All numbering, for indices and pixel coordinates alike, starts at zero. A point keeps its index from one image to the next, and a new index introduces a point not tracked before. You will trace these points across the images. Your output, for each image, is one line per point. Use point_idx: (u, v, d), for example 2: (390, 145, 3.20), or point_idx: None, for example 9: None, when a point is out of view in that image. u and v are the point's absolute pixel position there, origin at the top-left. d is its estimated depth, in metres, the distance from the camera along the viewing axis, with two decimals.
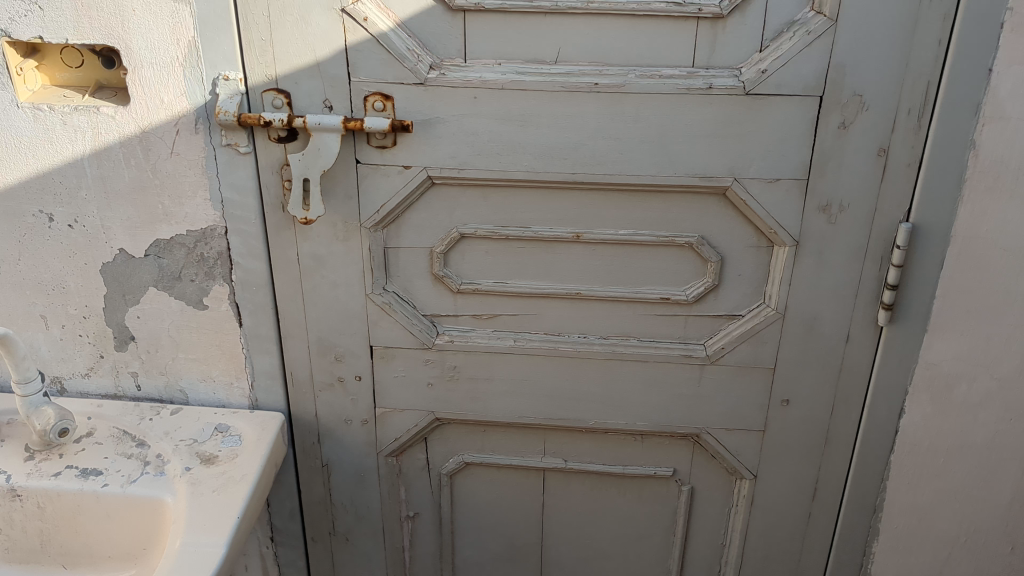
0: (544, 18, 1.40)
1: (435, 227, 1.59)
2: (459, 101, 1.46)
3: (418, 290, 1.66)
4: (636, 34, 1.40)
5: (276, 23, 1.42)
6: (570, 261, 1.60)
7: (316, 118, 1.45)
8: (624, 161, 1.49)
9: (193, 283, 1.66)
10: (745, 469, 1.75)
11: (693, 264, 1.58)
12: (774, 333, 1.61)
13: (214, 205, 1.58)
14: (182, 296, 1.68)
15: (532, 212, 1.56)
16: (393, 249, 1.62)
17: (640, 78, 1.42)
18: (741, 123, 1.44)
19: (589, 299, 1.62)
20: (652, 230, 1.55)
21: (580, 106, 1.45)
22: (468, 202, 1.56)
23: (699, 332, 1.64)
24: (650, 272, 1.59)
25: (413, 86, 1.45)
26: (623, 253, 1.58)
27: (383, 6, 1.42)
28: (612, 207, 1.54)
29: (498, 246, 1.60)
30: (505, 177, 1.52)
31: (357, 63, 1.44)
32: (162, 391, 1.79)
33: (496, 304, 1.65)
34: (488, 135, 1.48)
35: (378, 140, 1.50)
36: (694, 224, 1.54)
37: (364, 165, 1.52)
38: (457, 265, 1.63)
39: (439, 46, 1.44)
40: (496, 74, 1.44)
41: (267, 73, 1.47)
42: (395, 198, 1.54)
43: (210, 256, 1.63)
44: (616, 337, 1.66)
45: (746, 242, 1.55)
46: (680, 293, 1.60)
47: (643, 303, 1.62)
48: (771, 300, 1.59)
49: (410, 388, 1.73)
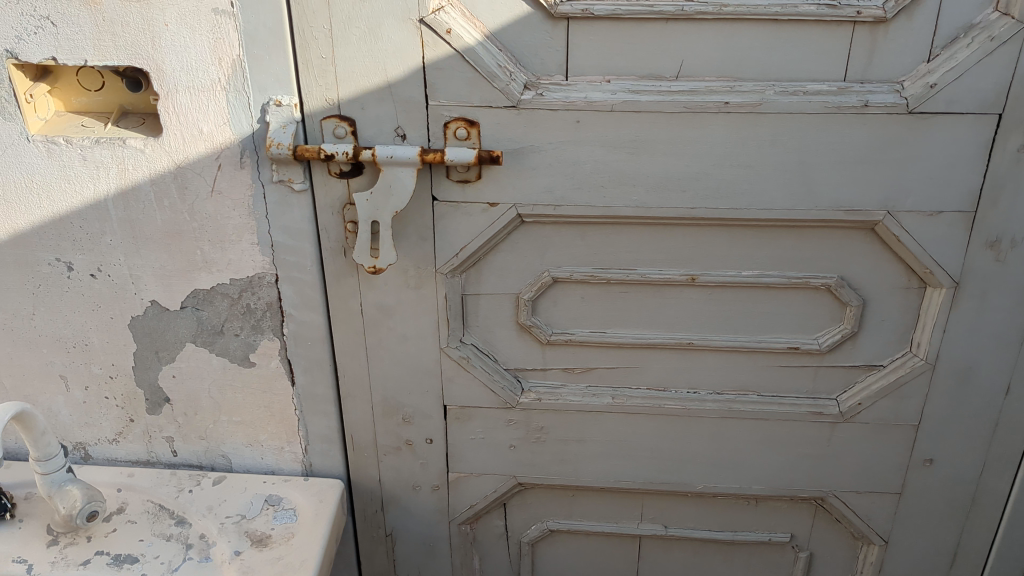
0: (665, 25, 1.16)
1: (522, 270, 1.35)
2: (559, 126, 1.22)
3: (500, 342, 1.42)
4: (775, 41, 1.16)
5: (339, 37, 1.18)
6: (681, 307, 1.37)
7: (387, 150, 1.22)
8: (755, 193, 1.25)
9: (238, 337, 1.43)
10: (875, 535, 1.52)
11: (828, 309, 1.35)
12: (920, 386, 1.38)
13: (263, 249, 1.35)
14: (226, 354, 1.44)
15: (639, 252, 1.33)
16: (472, 296, 1.38)
17: (780, 95, 1.18)
18: (900, 146, 1.20)
19: (702, 349, 1.39)
20: (781, 271, 1.32)
21: (705, 129, 1.21)
22: (562, 242, 1.33)
23: (829, 384, 1.41)
24: (776, 318, 1.36)
25: (503, 110, 1.21)
26: (744, 297, 1.35)
27: (469, 15, 1.17)
28: (735, 245, 1.31)
29: (596, 291, 1.36)
30: (609, 214, 1.28)
31: (437, 84, 1.20)
32: (201, 457, 1.56)
33: (592, 356, 1.42)
34: (592, 165, 1.25)
35: (460, 173, 1.26)
36: (832, 263, 1.31)
37: (442, 203, 1.29)
38: (547, 313, 1.39)
39: (535, 61, 1.20)
40: (605, 94, 1.20)
41: (327, 97, 1.22)
42: (478, 239, 1.31)
43: (258, 308, 1.40)
44: (732, 392, 1.43)
45: (893, 283, 1.31)
46: (812, 342, 1.37)
47: (766, 354, 1.38)
48: (920, 349, 1.35)
49: (489, 451, 1.50)
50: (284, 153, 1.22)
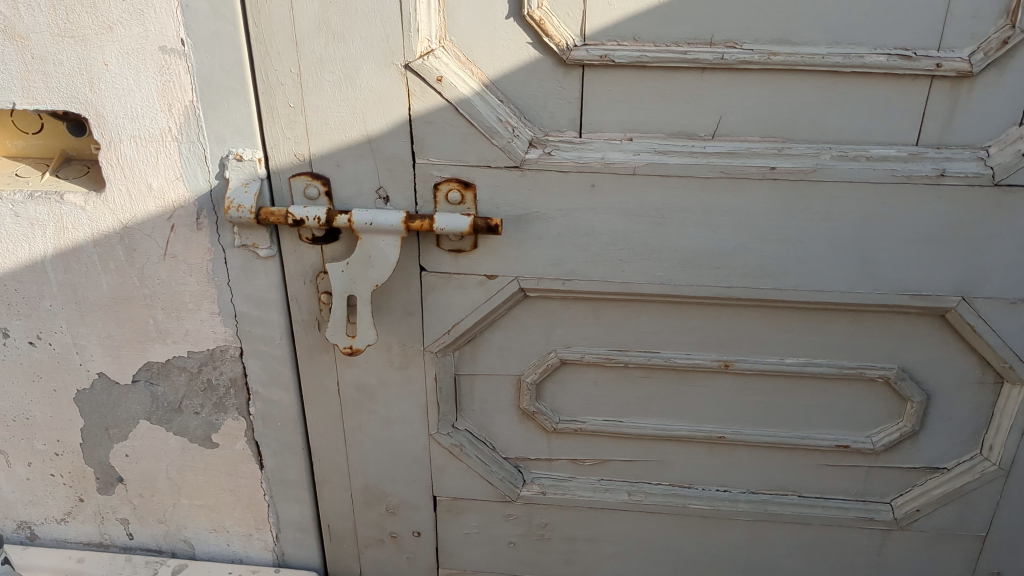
0: (700, 75, 0.96)
1: (525, 351, 1.16)
2: (570, 191, 1.02)
3: (498, 429, 1.22)
4: (834, 96, 0.96)
5: (309, 83, 0.99)
6: (711, 396, 1.17)
7: (365, 215, 1.03)
8: (804, 271, 1.05)
9: (198, 416, 1.24)
10: None
11: (884, 403, 1.15)
12: (990, 493, 1.18)
13: (225, 319, 1.16)
14: (185, 433, 1.26)
15: (663, 333, 1.13)
16: (466, 377, 1.18)
17: (837, 161, 0.98)
18: (980, 223, 1.00)
19: (734, 444, 1.19)
20: (830, 359, 1.12)
21: (746, 198, 1.01)
22: (573, 320, 1.13)
23: (883, 486, 1.21)
24: (822, 411, 1.16)
25: (505, 171, 1.02)
26: (786, 388, 1.15)
27: (464, 59, 0.98)
28: (777, 328, 1.11)
29: (611, 376, 1.17)
30: (629, 291, 1.08)
31: (427, 139, 1.01)
32: (160, 542, 1.37)
33: (606, 448, 1.22)
34: (609, 235, 1.05)
35: (453, 242, 1.06)
36: (891, 352, 1.11)
37: (431, 275, 1.09)
38: (553, 398, 1.19)
39: (543, 114, 1.00)
40: (626, 154, 1.00)
41: (297, 151, 1.03)
42: (473, 316, 1.11)
43: (220, 384, 1.21)
44: (768, 490, 1.23)
45: (963, 377, 1.11)
46: (863, 440, 1.17)
47: (808, 451, 1.19)
48: (992, 453, 1.15)
49: (486, 546, 1.31)
50: (246, 217, 1.03)
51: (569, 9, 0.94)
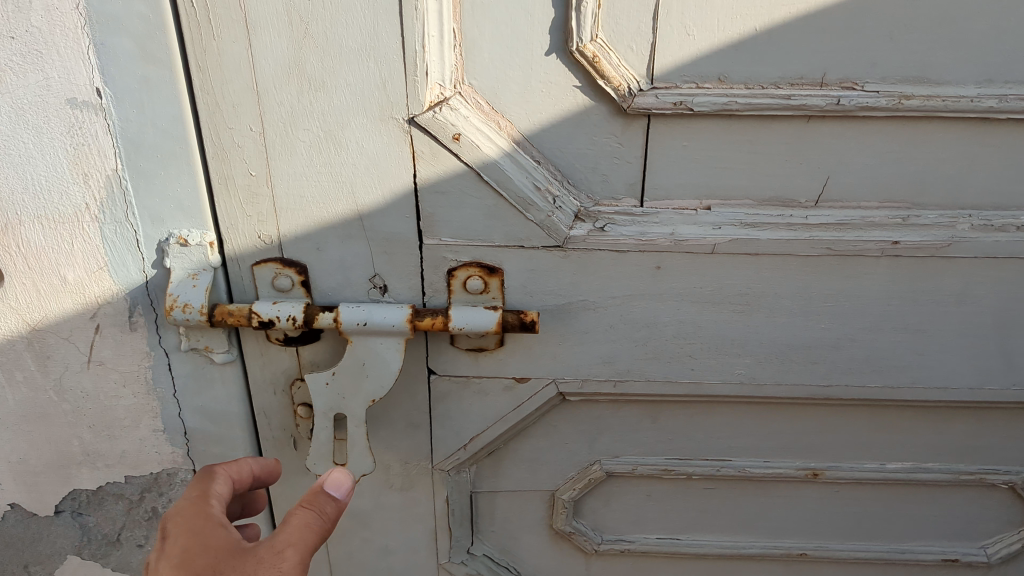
0: (805, 125, 0.72)
1: (560, 465, 0.91)
2: (628, 274, 0.78)
3: (524, 552, 0.98)
4: (981, 149, 0.73)
5: (277, 146, 0.72)
6: (791, 507, 0.94)
7: (356, 312, 0.77)
8: (925, 365, 0.82)
9: (142, 550, 0.98)
10: None
11: (1005, 510, 0.93)
12: None
13: (173, 438, 0.90)
14: (126, 568, 0.99)
15: (737, 439, 0.89)
16: (485, 495, 0.93)
17: (979, 231, 0.75)
18: None
19: (817, 560, 0.97)
20: (943, 462, 0.90)
21: (858, 279, 0.78)
22: (623, 427, 0.89)
23: None
24: (928, 521, 0.94)
25: (543, 252, 0.77)
26: (885, 495, 0.93)
27: (488, 109, 0.72)
28: (880, 429, 0.88)
29: (669, 488, 0.93)
30: (699, 393, 0.84)
31: (438, 214, 0.76)
32: None
33: (658, 568, 0.99)
34: (676, 327, 0.81)
35: (472, 340, 0.81)
36: (1020, 453, 0.89)
37: (443, 380, 0.84)
38: (594, 514, 0.95)
39: (593, 178, 0.75)
40: (703, 228, 0.76)
41: (260, 232, 0.77)
42: (497, 427, 0.87)
43: None
44: None
45: None
46: (976, 553, 0.95)
47: (908, 565, 0.97)
48: None
49: None
50: (196, 319, 0.76)
51: (634, 42, 0.69)
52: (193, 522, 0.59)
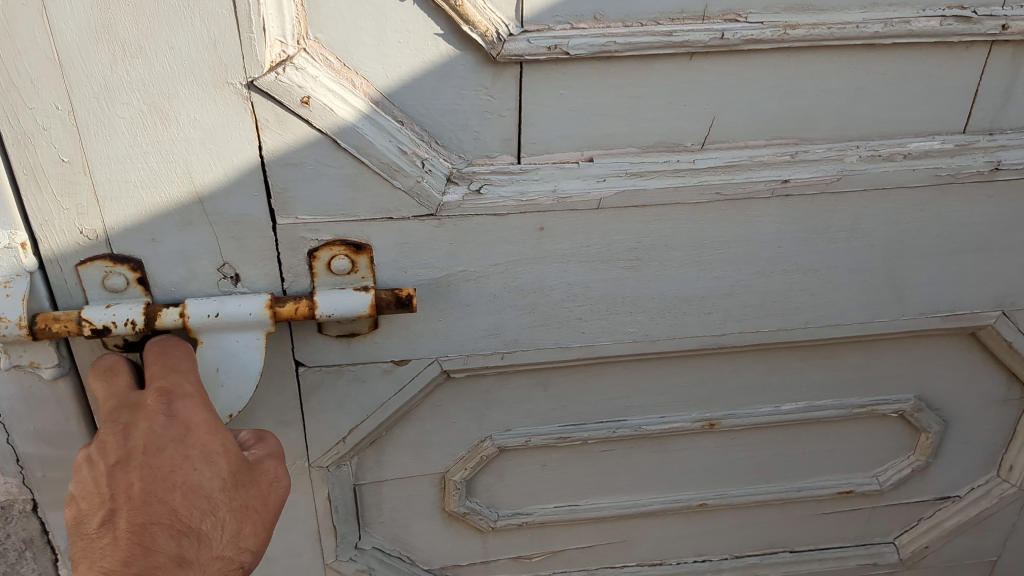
0: (688, 63, 0.66)
1: (450, 445, 0.85)
2: (510, 238, 0.72)
3: (417, 540, 0.91)
4: (867, 78, 0.69)
5: (92, 125, 0.61)
6: (689, 460, 0.91)
7: (205, 306, 0.68)
8: (817, 304, 0.80)
9: None
10: None
11: (895, 437, 0.93)
12: (1005, 516, 1.00)
13: (4, 466, 0.77)
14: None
15: (632, 397, 0.85)
16: (369, 486, 0.86)
17: (867, 163, 0.72)
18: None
19: (717, 509, 0.94)
20: (836, 398, 0.89)
21: (749, 222, 0.74)
22: (513, 398, 0.83)
23: (886, 525, 1.00)
24: (823, 457, 0.93)
25: (416, 221, 0.69)
26: (781, 436, 0.91)
27: (339, 66, 0.63)
28: (775, 372, 0.86)
29: (565, 455, 0.88)
30: (591, 355, 0.79)
31: (293, 189, 0.66)
32: None
33: (559, 536, 0.94)
34: (565, 290, 0.75)
35: (342, 326, 0.73)
36: (907, 379, 0.89)
37: (313, 372, 0.76)
38: (488, 491, 0.89)
39: (462, 136, 0.68)
40: (586, 181, 0.70)
41: (82, 227, 0.65)
42: (377, 415, 0.79)
43: (9, 548, 0.82)
44: (755, 552, 0.99)
45: (985, 395, 0.92)
46: (869, 482, 0.95)
47: (805, 502, 0.96)
48: (1012, 475, 0.97)
49: None
50: (14, 334, 0.64)
51: None
52: (201, 418, 0.59)
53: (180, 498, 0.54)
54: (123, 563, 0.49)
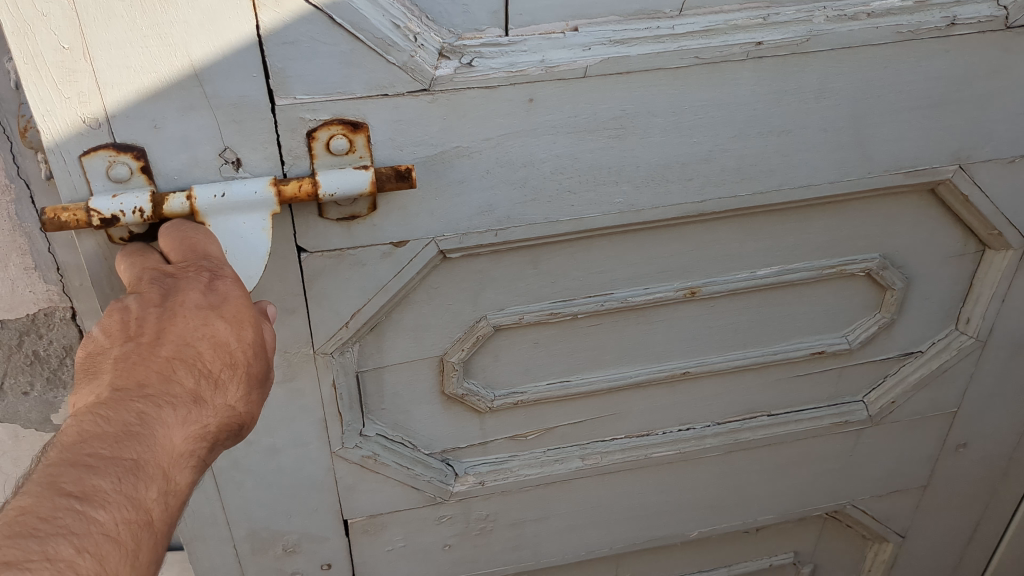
0: None
1: (447, 326, 0.88)
2: (500, 111, 0.74)
3: (418, 425, 0.94)
4: None
5: (90, 7, 0.61)
6: (673, 328, 0.95)
7: (211, 188, 0.70)
8: (790, 165, 0.84)
9: (27, 399, 0.90)
10: (893, 534, 1.23)
11: (861, 296, 0.99)
12: (965, 367, 1.07)
13: (46, 275, 0.83)
14: (16, 414, 0.91)
15: (618, 269, 0.89)
16: (371, 372, 0.88)
17: (833, 22, 0.77)
18: (981, 80, 0.84)
19: (700, 377, 0.99)
20: (807, 259, 0.94)
21: (727, 87, 0.77)
22: (506, 276, 0.86)
23: (855, 383, 1.06)
24: (795, 320, 0.98)
25: (411, 98, 0.71)
26: (758, 301, 0.96)
27: None
28: (751, 237, 0.90)
29: (557, 331, 0.92)
30: (581, 228, 0.83)
31: (290, 69, 0.68)
32: None
33: (552, 413, 0.98)
34: (554, 162, 0.78)
35: (342, 208, 0.75)
36: (872, 239, 0.94)
37: (315, 256, 0.78)
38: (484, 372, 0.93)
39: (453, 10, 0.71)
40: (573, 51, 0.73)
41: (84, 116, 0.66)
42: (377, 298, 0.82)
43: (51, 355, 0.87)
44: (736, 417, 1.05)
45: (944, 251, 0.97)
46: (839, 341, 1.01)
47: (781, 365, 1.01)
48: (970, 326, 1.03)
49: (414, 558, 1.04)
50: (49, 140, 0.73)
51: None
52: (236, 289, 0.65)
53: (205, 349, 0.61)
54: (141, 384, 0.57)
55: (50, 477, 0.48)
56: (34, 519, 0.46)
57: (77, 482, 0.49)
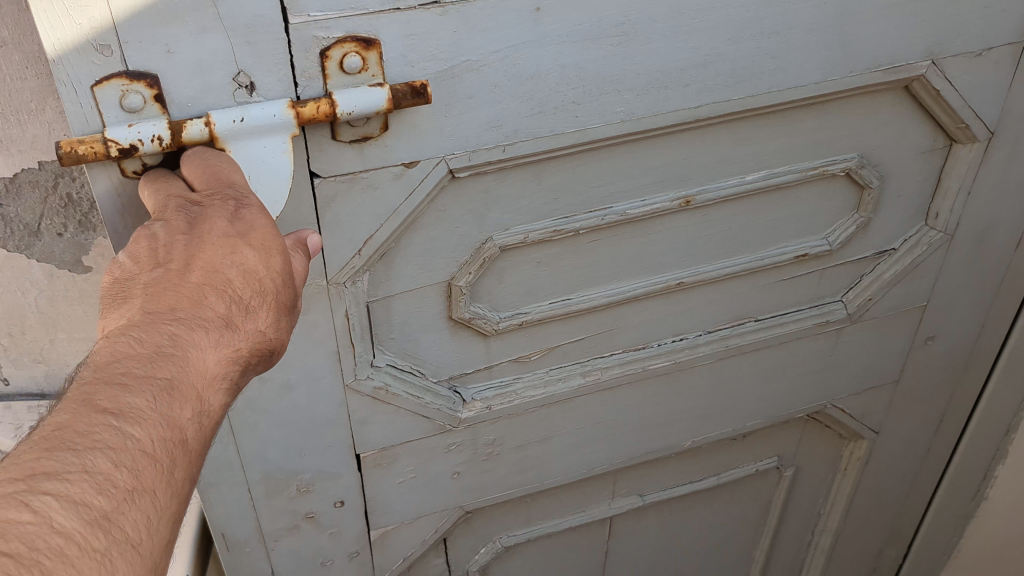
0: None
1: (454, 249, 0.88)
2: (508, 22, 0.74)
3: (426, 353, 0.94)
4: None
5: None
6: (668, 238, 0.97)
7: (228, 113, 0.68)
8: (779, 67, 0.86)
9: (62, 243, 0.93)
10: (867, 430, 1.29)
11: (840, 197, 1.02)
12: (934, 261, 1.12)
13: None
14: (50, 259, 0.94)
15: (617, 181, 0.90)
16: (380, 301, 0.88)
17: None
18: None
19: (694, 286, 1.02)
20: (792, 163, 0.97)
21: None
22: (511, 194, 0.86)
23: (835, 284, 1.10)
24: (780, 224, 1.01)
25: (421, 11, 0.71)
26: (746, 207, 0.98)
27: None
28: (741, 142, 0.92)
29: (559, 249, 0.93)
30: (585, 140, 0.84)
31: None
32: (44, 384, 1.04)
33: (555, 333, 0.99)
34: (560, 73, 0.79)
35: (355, 129, 0.74)
36: (851, 138, 0.97)
37: (328, 183, 0.77)
38: (490, 295, 0.93)
39: None
40: None
41: (95, 43, 0.64)
42: (389, 222, 0.81)
43: (83, 198, 0.91)
44: (726, 325, 1.08)
45: (916, 148, 1.02)
46: (821, 242, 1.05)
47: (768, 270, 1.05)
48: (939, 220, 1.08)
49: (424, 488, 1.05)
50: None
51: None
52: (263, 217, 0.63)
53: (235, 276, 0.58)
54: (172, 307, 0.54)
55: (85, 393, 0.46)
56: (71, 433, 0.44)
57: (113, 397, 0.47)
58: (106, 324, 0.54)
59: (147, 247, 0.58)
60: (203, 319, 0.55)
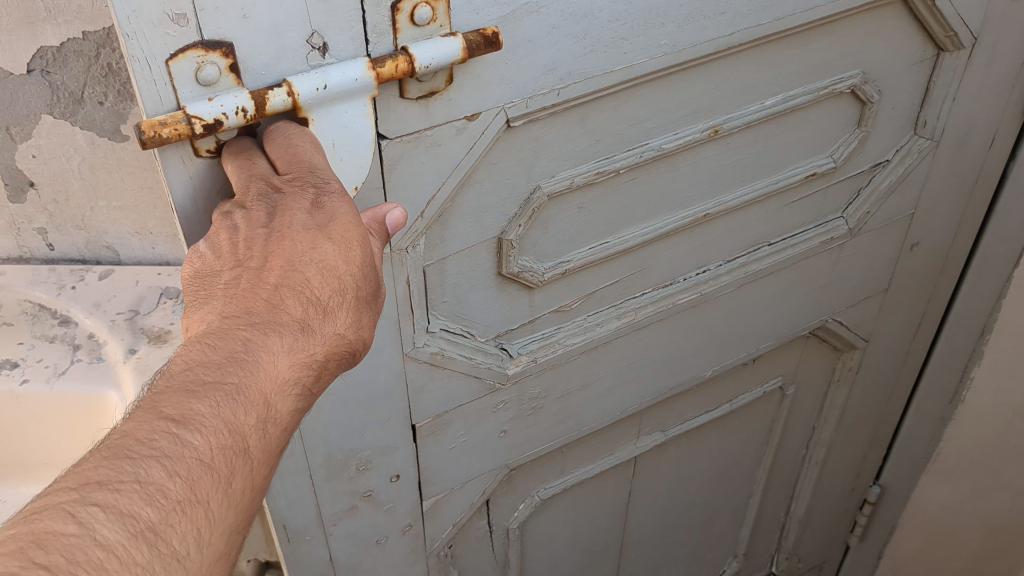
0: None
1: (506, 203, 0.86)
2: None
3: (476, 313, 0.93)
4: None
5: None
6: (695, 170, 0.98)
7: (309, 79, 0.64)
8: None
9: None
10: (859, 339, 1.34)
11: (844, 115, 1.05)
12: (922, 169, 1.17)
13: None
14: None
15: (653, 118, 0.90)
16: (436, 264, 0.86)
17: None
18: None
19: (717, 216, 1.03)
20: (805, 85, 0.98)
21: None
22: (558, 140, 0.85)
23: (836, 201, 1.14)
24: (792, 147, 1.04)
25: None
26: (764, 133, 1.00)
27: None
28: (762, 68, 0.93)
29: (599, 191, 0.92)
30: (630, 77, 0.83)
31: None
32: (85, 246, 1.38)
33: (593, 277, 0.99)
34: (611, 10, 0.78)
35: (423, 84, 0.72)
36: (856, 55, 1.00)
37: (395, 144, 0.74)
38: (535, 247, 0.92)
39: None
40: None
41: (169, 11, 0.59)
42: (451, 179, 0.79)
43: None
44: (743, 252, 1.10)
45: (909, 60, 1.05)
46: (826, 161, 1.08)
47: (781, 193, 1.07)
48: (926, 129, 1.13)
49: (473, 451, 1.03)
50: None
51: None
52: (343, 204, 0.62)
53: (313, 273, 0.59)
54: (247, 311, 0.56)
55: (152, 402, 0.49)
56: (131, 441, 0.47)
57: (177, 406, 0.49)
58: (189, 325, 0.56)
59: (228, 239, 0.59)
60: (278, 323, 0.56)
